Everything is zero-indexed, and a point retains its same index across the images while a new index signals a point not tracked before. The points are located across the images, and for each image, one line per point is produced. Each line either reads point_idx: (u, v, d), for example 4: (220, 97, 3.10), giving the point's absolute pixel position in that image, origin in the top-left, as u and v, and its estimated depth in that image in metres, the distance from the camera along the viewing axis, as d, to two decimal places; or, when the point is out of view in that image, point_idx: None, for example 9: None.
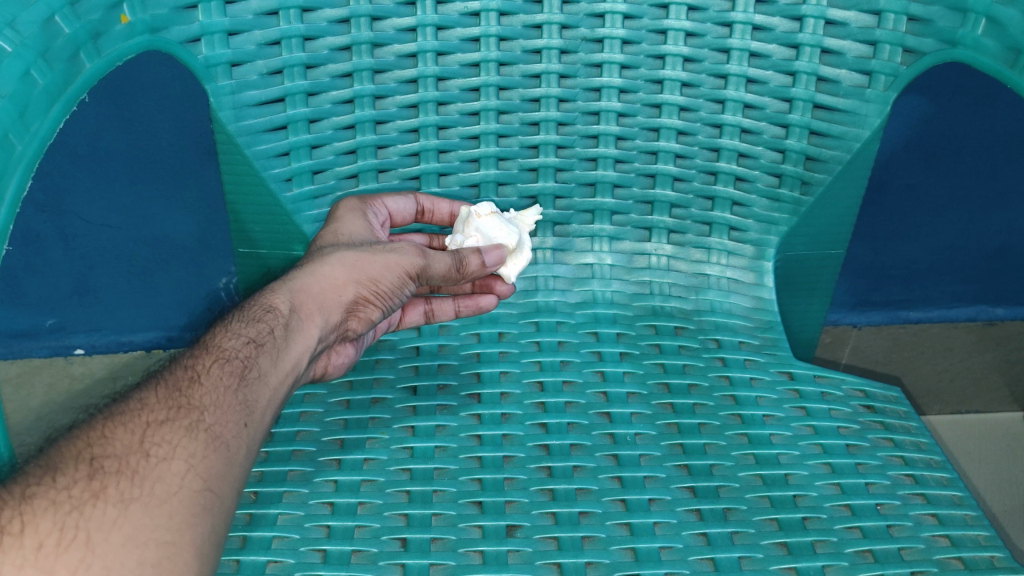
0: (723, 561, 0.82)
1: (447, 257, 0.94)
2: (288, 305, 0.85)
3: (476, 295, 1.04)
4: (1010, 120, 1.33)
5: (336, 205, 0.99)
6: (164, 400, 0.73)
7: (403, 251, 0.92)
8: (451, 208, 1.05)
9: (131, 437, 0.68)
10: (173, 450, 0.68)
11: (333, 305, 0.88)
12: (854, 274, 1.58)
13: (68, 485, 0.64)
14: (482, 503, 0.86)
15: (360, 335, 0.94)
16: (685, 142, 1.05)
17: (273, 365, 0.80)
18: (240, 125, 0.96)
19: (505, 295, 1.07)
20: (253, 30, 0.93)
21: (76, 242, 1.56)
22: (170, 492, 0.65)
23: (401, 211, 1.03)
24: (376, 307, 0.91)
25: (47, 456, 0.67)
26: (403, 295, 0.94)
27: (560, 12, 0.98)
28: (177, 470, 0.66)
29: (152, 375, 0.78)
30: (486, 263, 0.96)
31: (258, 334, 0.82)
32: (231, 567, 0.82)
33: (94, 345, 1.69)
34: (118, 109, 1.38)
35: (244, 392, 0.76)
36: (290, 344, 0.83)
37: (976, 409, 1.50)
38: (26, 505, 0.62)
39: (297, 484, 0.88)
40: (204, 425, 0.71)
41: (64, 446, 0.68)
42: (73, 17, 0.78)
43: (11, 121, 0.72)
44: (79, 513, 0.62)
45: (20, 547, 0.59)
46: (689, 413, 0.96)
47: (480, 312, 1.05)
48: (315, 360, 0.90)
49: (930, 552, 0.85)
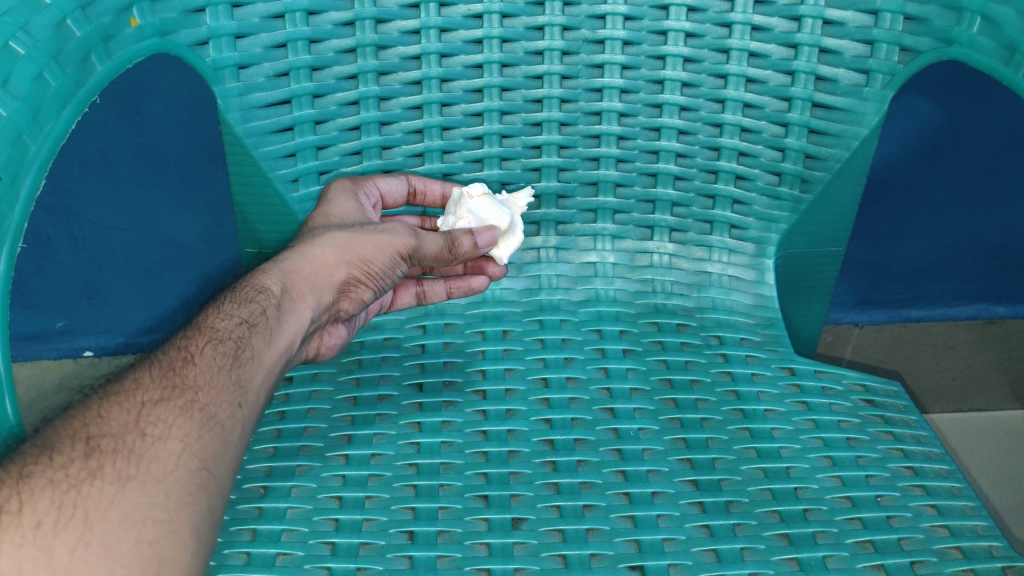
0: (726, 553, 0.83)
1: (439, 238, 0.95)
2: (279, 286, 0.87)
3: (467, 276, 1.08)
4: (1009, 120, 1.33)
5: (328, 185, 1.00)
6: (157, 380, 0.75)
7: (394, 232, 0.94)
8: (443, 189, 1.05)
9: (127, 417, 0.70)
10: (168, 430, 0.70)
11: (325, 285, 0.90)
12: (855, 273, 1.59)
13: (65, 464, 0.65)
14: (488, 497, 0.87)
15: (352, 315, 0.98)
16: (686, 141, 1.06)
17: (266, 346, 0.82)
18: (247, 126, 0.97)
19: (495, 276, 1.09)
20: (259, 33, 0.94)
21: (86, 245, 1.58)
22: (167, 471, 0.67)
23: (392, 192, 1.04)
24: (368, 287, 0.94)
25: (42, 436, 0.68)
26: (397, 276, 0.96)
27: (562, 14, 0.99)
28: (172, 449, 0.68)
29: (145, 356, 0.79)
30: (478, 244, 0.97)
31: (250, 315, 0.83)
32: (241, 559, 0.82)
33: (103, 347, 1.69)
34: (127, 114, 1.39)
35: (237, 372, 0.78)
36: (283, 325, 0.85)
37: (978, 408, 1.55)
38: (23, 484, 0.63)
39: (305, 479, 0.89)
40: (198, 405, 0.73)
41: (58, 427, 0.69)
42: (84, 20, 0.79)
43: (25, 122, 0.74)
44: (77, 491, 0.63)
45: (17, 526, 0.60)
46: (692, 408, 0.97)
47: (473, 293, 1.08)
48: (308, 340, 0.93)
49: (930, 542, 0.85)
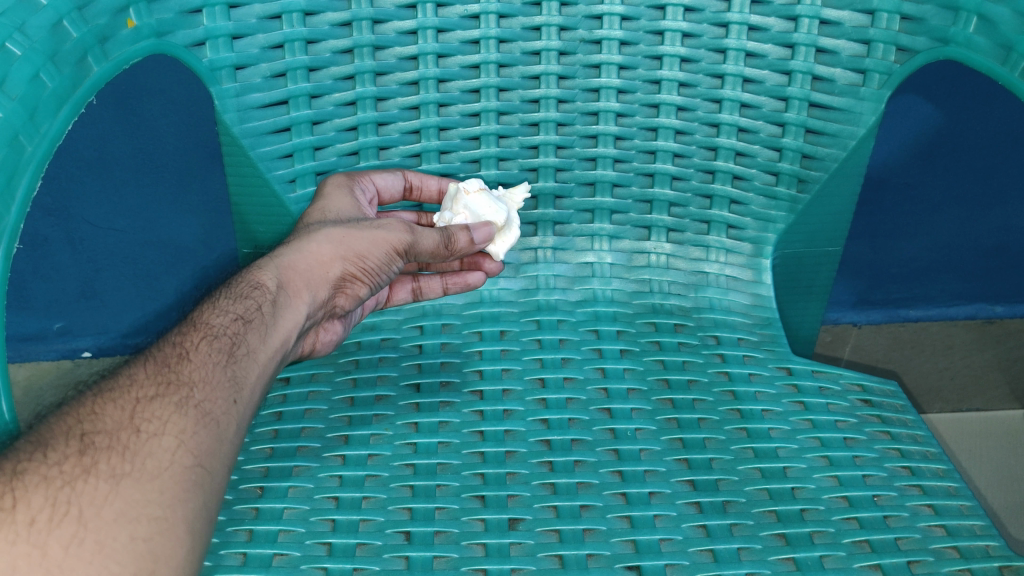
0: (725, 553, 0.83)
1: (436, 234, 0.91)
2: (275, 281, 0.84)
3: (463, 272, 1.06)
4: (1006, 117, 1.36)
5: (323, 181, 0.97)
6: (152, 375, 0.71)
7: (390, 228, 0.90)
8: (440, 185, 1.02)
9: (121, 413, 0.67)
10: (163, 426, 0.66)
11: (320, 282, 0.87)
12: (854, 273, 1.61)
13: (58, 461, 0.63)
14: (485, 498, 0.86)
15: (347, 312, 0.94)
16: (683, 141, 1.05)
17: (261, 342, 0.79)
18: (244, 127, 0.94)
19: (493, 272, 1.07)
20: (256, 34, 0.91)
21: (83, 246, 1.51)
22: (160, 468, 0.64)
23: (388, 187, 1.01)
24: (364, 283, 0.90)
25: (36, 432, 0.66)
26: (392, 272, 0.93)
27: (558, 15, 0.97)
28: (167, 446, 0.65)
29: (140, 351, 0.76)
30: (474, 241, 0.93)
31: (246, 311, 0.80)
32: (238, 560, 0.80)
33: (100, 348, 1.61)
34: (124, 113, 1.34)
35: (233, 367, 0.75)
36: (278, 321, 0.81)
37: (976, 407, 1.59)
38: (17, 480, 0.61)
39: (302, 479, 0.87)
40: (194, 401, 0.70)
41: (53, 423, 0.67)
42: (81, 21, 0.75)
43: (21, 123, 0.70)
44: (71, 488, 0.61)
45: (10, 523, 0.59)
46: (689, 408, 0.96)
47: (469, 289, 1.06)
48: (303, 337, 0.89)
49: (927, 541, 0.85)
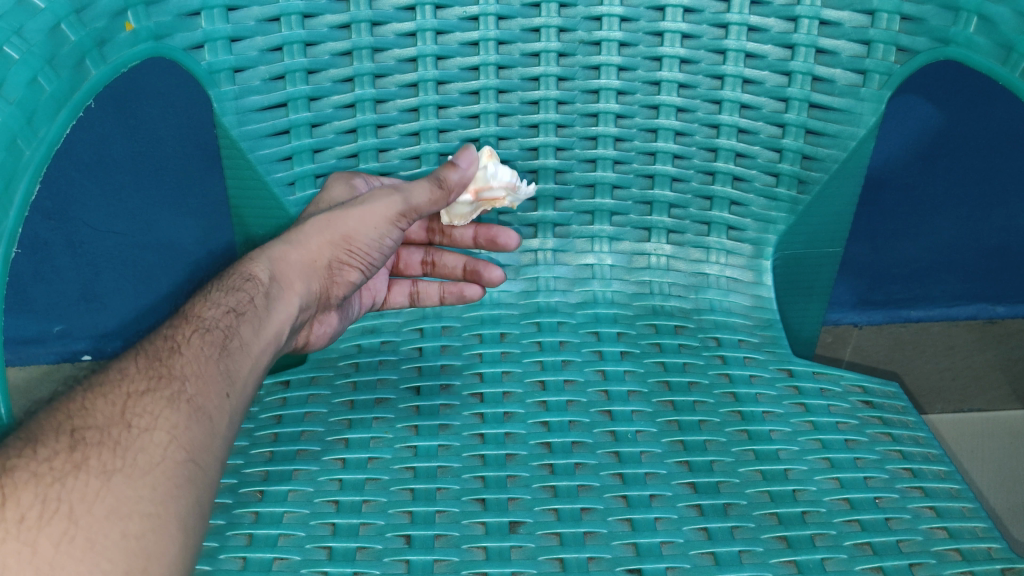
0: (724, 555, 0.83)
1: (425, 182, 0.90)
2: (267, 274, 0.89)
3: (460, 283, 1.06)
4: (1008, 115, 1.32)
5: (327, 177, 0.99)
6: (143, 371, 0.75)
7: (377, 198, 0.91)
8: None
9: (111, 409, 0.71)
10: (154, 421, 0.71)
11: (314, 272, 0.92)
12: (854, 274, 1.58)
13: (49, 457, 0.66)
14: (485, 500, 0.85)
15: (342, 300, 0.98)
16: (683, 142, 1.04)
17: (254, 334, 0.83)
18: (243, 130, 0.94)
19: (495, 282, 1.07)
20: (255, 36, 0.91)
21: (82, 250, 1.50)
22: (152, 463, 0.68)
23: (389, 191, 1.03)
24: (354, 268, 0.95)
25: (25, 427, 0.69)
26: (386, 251, 0.97)
27: (558, 15, 0.97)
28: (159, 441, 0.69)
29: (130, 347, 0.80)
30: (464, 169, 0.91)
31: (238, 303, 0.85)
32: (237, 564, 0.81)
33: (100, 351, 1.61)
34: (123, 117, 1.34)
35: (226, 362, 0.79)
36: (271, 313, 0.87)
37: (977, 407, 1.59)
38: (7, 477, 0.64)
39: (302, 482, 0.87)
40: (185, 395, 0.74)
41: (42, 419, 0.70)
42: (78, 25, 0.75)
43: (19, 126, 0.70)
44: (61, 485, 0.65)
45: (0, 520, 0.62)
46: (689, 410, 0.96)
47: (465, 300, 1.06)
48: (298, 331, 0.94)
49: (929, 544, 0.85)
